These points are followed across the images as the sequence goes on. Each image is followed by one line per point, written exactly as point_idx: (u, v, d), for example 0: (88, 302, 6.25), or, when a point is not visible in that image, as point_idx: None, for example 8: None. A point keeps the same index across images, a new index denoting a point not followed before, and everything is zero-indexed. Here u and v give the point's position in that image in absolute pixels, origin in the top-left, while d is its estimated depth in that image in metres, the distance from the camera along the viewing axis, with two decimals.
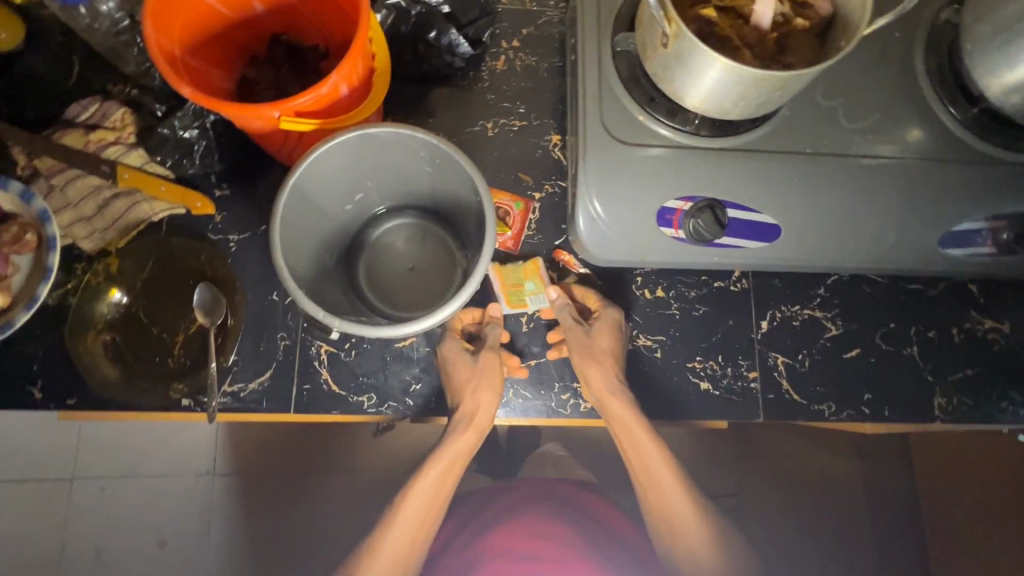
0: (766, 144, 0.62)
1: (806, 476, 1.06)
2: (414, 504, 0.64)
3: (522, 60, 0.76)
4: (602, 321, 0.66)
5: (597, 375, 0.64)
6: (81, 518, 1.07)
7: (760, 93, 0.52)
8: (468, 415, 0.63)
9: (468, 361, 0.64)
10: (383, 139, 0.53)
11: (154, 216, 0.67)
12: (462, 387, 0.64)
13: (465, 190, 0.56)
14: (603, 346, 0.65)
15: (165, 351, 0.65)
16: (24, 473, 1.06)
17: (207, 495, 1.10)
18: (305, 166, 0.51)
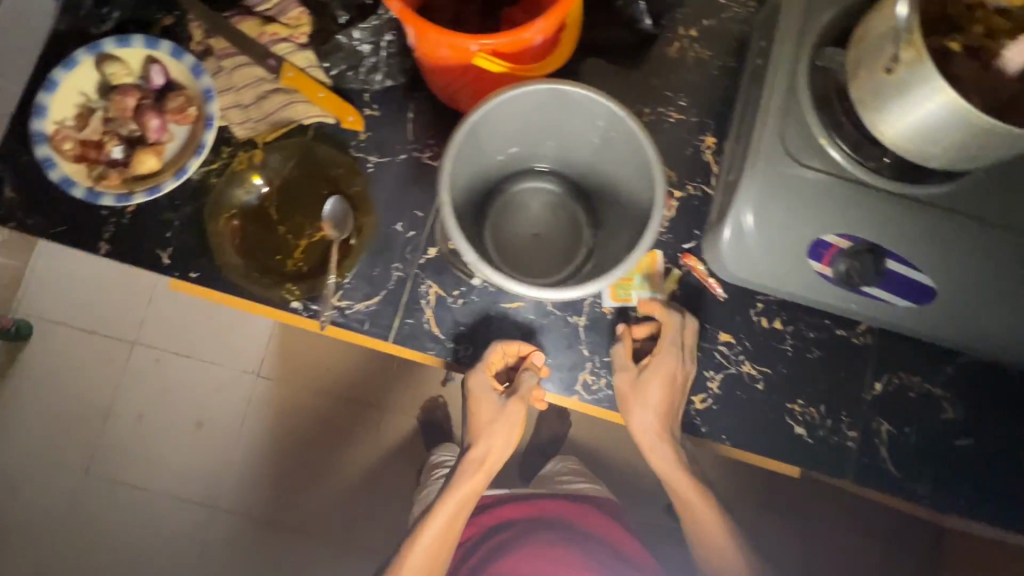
0: (949, 202, 0.57)
1: (839, 548, 1.02)
2: (427, 537, 0.70)
3: (696, 52, 0.72)
4: (654, 368, 0.62)
5: (643, 422, 0.63)
6: (134, 381, 1.14)
7: (979, 146, 0.48)
8: (480, 459, 0.68)
9: (496, 401, 0.65)
10: (568, 98, 0.51)
11: (304, 120, 0.67)
12: (488, 429, 0.67)
13: (629, 171, 0.55)
14: (653, 396, 0.62)
15: (287, 252, 0.67)
16: (94, 325, 1.14)
17: (249, 390, 1.14)
18: (492, 105, 0.50)
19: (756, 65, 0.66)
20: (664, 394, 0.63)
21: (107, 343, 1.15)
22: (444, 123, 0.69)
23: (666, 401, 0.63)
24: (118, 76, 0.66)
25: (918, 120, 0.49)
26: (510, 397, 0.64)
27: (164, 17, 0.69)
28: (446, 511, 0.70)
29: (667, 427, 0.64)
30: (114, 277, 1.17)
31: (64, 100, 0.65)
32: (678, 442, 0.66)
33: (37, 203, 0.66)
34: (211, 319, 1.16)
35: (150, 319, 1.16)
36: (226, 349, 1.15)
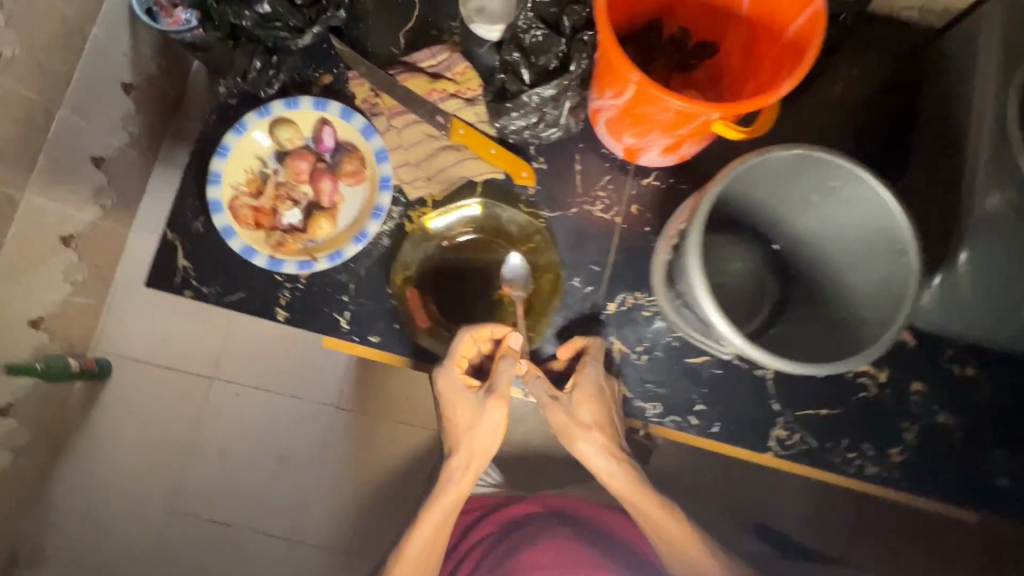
0: None
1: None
2: (414, 548, 0.66)
3: (862, 89, 0.71)
4: (587, 384, 0.62)
5: (587, 442, 0.63)
6: (214, 419, 1.13)
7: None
8: (467, 459, 0.66)
9: (470, 398, 0.63)
10: (800, 163, 0.49)
11: (475, 176, 0.67)
12: (466, 429, 0.65)
13: (858, 233, 0.51)
14: (590, 416, 0.62)
15: (468, 311, 0.67)
16: (171, 361, 1.13)
17: (330, 423, 1.13)
18: (734, 170, 0.49)
19: (944, 106, 0.64)
20: (600, 409, 0.62)
21: (185, 379, 1.14)
22: (614, 174, 0.68)
23: (602, 417, 0.62)
24: (291, 140, 0.66)
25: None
26: (490, 393, 0.62)
27: (326, 75, 0.68)
28: (430, 521, 0.66)
29: (613, 443, 0.63)
30: (171, 308, 1.14)
31: (236, 166, 0.65)
32: (620, 451, 0.64)
33: (213, 270, 0.65)
34: (292, 350, 1.14)
35: (229, 352, 1.14)
36: (307, 382, 1.13)
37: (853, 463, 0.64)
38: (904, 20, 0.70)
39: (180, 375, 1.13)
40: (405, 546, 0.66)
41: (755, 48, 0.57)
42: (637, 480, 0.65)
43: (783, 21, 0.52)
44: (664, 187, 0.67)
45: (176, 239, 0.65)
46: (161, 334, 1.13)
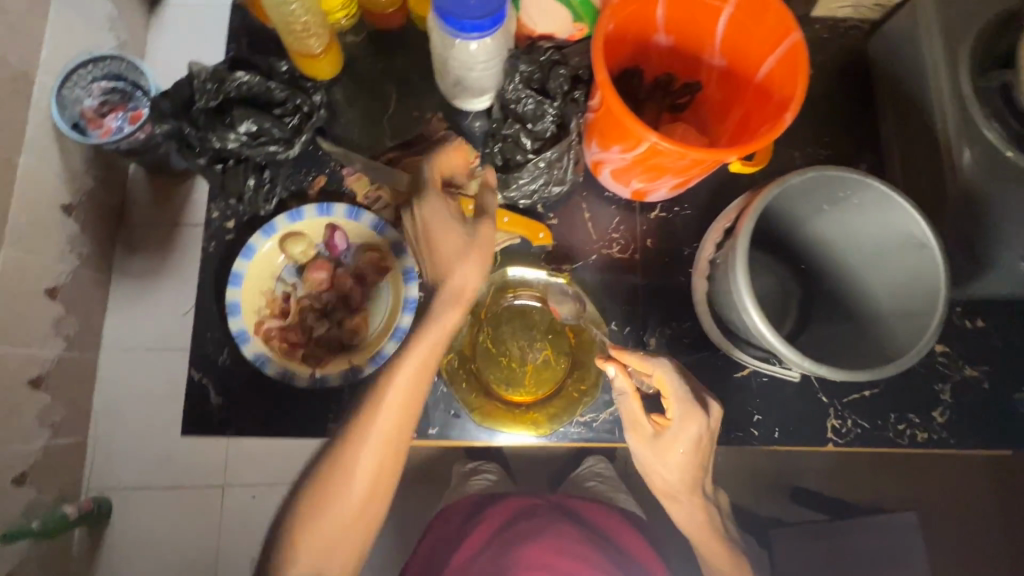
0: None
1: None
2: (367, 457, 0.55)
3: (822, 87, 0.76)
4: (681, 430, 0.59)
5: (660, 477, 0.62)
6: (230, 528, 1.12)
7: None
8: (455, 291, 0.57)
9: (461, 227, 0.58)
10: (810, 181, 0.53)
11: (494, 247, 0.67)
12: (441, 305, 0.57)
13: (873, 233, 0.55)
14: (673, 461, 0.61)
15: (515, 380, 0.66)
16: (178, 479, 1.13)
17: None
18: (757, 205, 0.52)
19: (900, 92, 0.69)
20: (690, 452, 0.60)
21: (202, 491, 1.13)
22: (623, 214, 0.69)
23: (693, 459, 0.60)
24: (303, 252, 0.65)
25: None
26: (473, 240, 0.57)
27: (319, 177, 0.67)
28: (383, 419, 0.55)
29: (694, 480, 0.62)
30: (163, 429, 1.14)
31: (254, 290, 0.63)
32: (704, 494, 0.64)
33: (250, 400, 0.62)
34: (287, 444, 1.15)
35: (236, 458, 1.14)
36: None
37: (905, 432, 0.67)
38: (842, 19, 0.76)
39: (193, 490, 1.13)
40: (360, 441, 0.54)
41: (737, 79, 0.60)
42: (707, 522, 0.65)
43: (761, 52, 0.55)
44: (673, 216, 0.69)
45: (205, 378, 0.63)
46: (158, 455, 1.13)
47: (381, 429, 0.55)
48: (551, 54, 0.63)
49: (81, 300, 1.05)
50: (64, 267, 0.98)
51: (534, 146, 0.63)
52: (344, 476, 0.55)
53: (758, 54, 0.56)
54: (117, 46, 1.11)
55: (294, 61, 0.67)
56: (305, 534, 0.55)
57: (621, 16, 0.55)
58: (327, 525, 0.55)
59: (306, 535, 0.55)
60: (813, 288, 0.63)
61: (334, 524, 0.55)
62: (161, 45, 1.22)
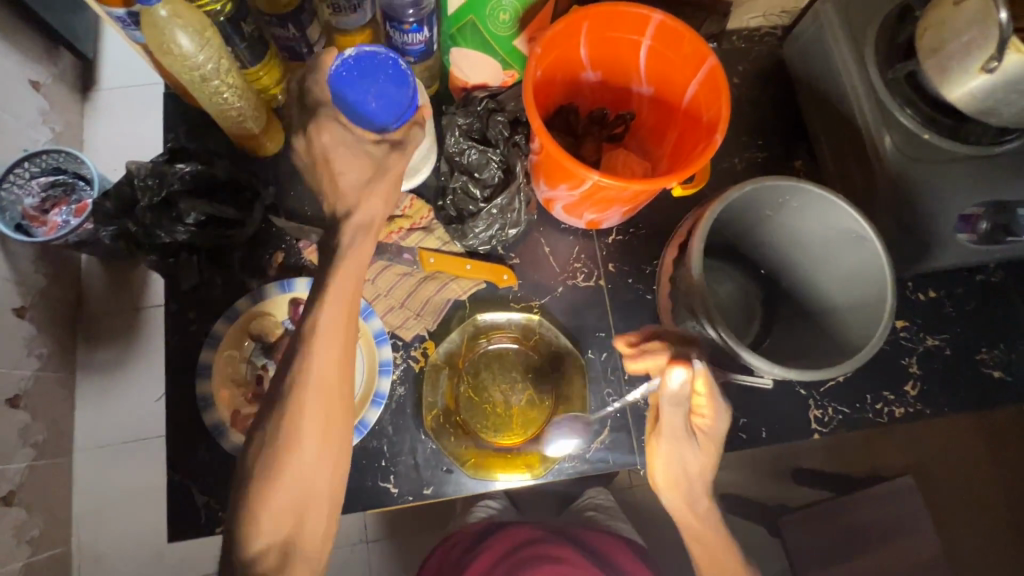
0: None
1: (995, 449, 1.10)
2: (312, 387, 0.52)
3: (749, 93, 0.80)
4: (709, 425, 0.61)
5: (676, 468, 0.62)
6: None
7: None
8: (364, 226, 0.56)
9: (371, 155, 0.55)
10: (749, 193, 0.55)
11: (461, 295, 0.68)
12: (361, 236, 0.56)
13: (816, 231, 0.57)
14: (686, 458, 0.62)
15: (504, 424, 0.66)
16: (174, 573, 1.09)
17: (364, 563, 1.09)
18: (704, 225, 0.54)
19: (819, 90, 0.74)
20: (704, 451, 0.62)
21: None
22: (581, 244, 0.71)
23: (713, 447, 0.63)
24: (271, 331, 0.64)
25: (1010, 92, 0.57)
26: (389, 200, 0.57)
27: (277, 254, 0.67)
28: (322, 345, 0.52)
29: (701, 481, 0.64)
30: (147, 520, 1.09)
31: (224, 379, 0.62)
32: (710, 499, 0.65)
33: (234, 494, 0.60)
34: None
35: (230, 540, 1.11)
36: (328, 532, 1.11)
37: (885, 410, 0.69)
38: (755, 27, 0.81)
39: None
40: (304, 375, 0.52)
41: (667, 102, 0.62)
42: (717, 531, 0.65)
43: (684, 76, 0.58)
44: (629, 238, 0.71)
45: (184, 478, 0.61)
46: (147, 553, 1.08)
47: (325, 362, 0.52)
48: (487, 103, 0.65)
49: (45, 404, 1.02)
50: (22, 373, 0.95)
51: (484, 192, 0.65)
52: (293, 454, 0.51)
53: (681, 83, 0.59)
54: (52, 140, 1.09)
55: (235, 144, 0.68)
56: (261, 522, 0.51)
57: (547, 62, 0.57)
58: (281, 516, 0.51)
59: (264, 514, 0.51)
60: (773, 288, 0.66)
61: (292, 505, 0.52)
62: (98, 132, 1.20)
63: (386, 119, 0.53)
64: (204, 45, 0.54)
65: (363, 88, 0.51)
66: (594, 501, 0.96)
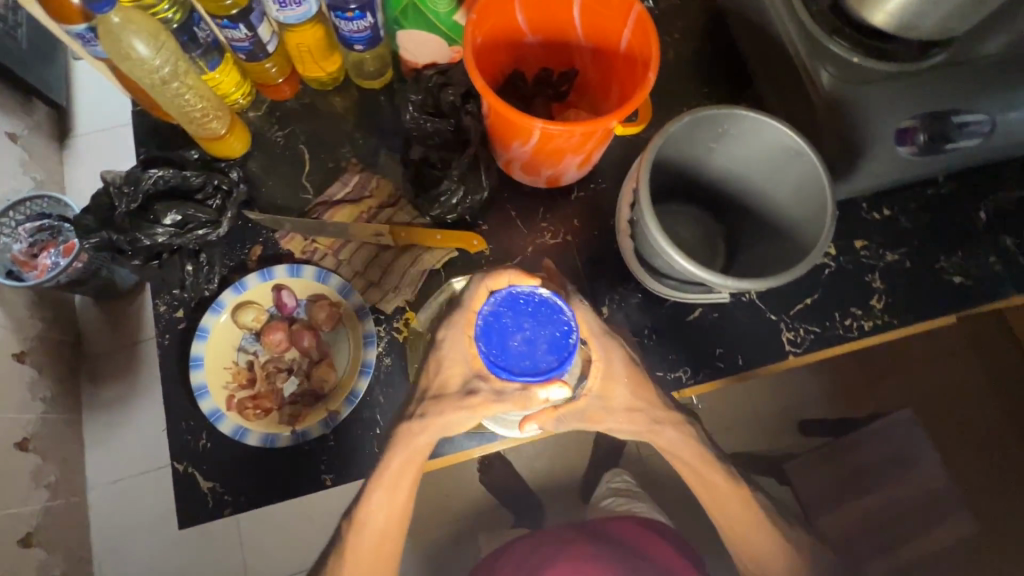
0: (972, 49, 0.68)
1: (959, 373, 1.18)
2: (367, 546, 0.61)
3: (689, 49, 0.84)
4: (609, 362, 0.62)
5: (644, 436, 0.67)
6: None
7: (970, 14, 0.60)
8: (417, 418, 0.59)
9: (463, 376, 0.56)
10: (693, 125, 0.58)
11: (436, 264, 0.70)
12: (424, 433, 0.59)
13: (758, 156, 0.61)
14: (619, 396, 0.63)
15: None
16: None
17: None
18: (649, 159, 0.56)
19: (754, 32, 0.78)
20: (631, 383, 0.64)
21: None
22: (546, 204, 0.74)
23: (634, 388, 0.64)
24: (256, 319, 0.66)
25: (922, 5, 0.60)
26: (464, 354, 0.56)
27: (256, 247, 0.70)
28: (375, 512, 0.61)
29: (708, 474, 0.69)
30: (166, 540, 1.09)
31: (216, 368, 0.64)
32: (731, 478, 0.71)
33: (238, 477, 0.63)
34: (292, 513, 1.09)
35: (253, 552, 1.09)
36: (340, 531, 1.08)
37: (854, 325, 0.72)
38: None
39: None
40: (365, 530, 0.61)
41: (606, 56, 0.66)
42: (743, 507, 0.70)
43: (616, 29, 0.62)
44: (591, 193, 0.74)
45: (189, 467, 0.63)
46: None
47: (379, 532, 0.61)
48: (435, 79, 0.70)
49: (55, 443, 1.04)
50: (27, 416, 0.98)
51: (442, 164, 0.70)
52: None
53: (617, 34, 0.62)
54: (36, 188, 1.12)
55: (204, 148, 0.71)
56: None
57: (485, 28, 0.61)
58: None
59: None
60: (731, 219, 0.69)
61: None
62: (81, 173, 1.24)
63: (512, 363, 0.50)
64: (160, 48, 0.58)
65: (519, 323, 0.51)
66: (620, 489, 0.91)
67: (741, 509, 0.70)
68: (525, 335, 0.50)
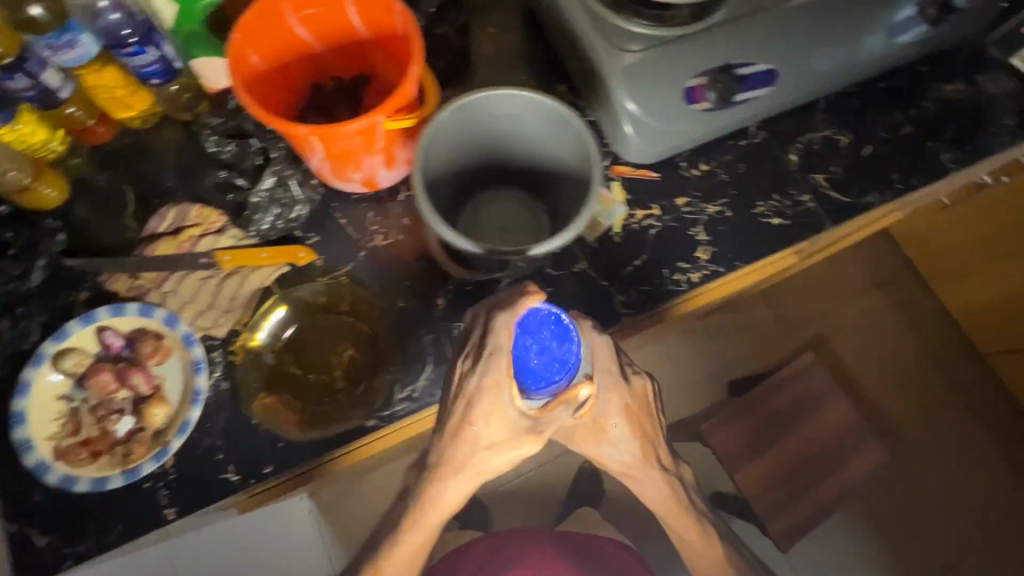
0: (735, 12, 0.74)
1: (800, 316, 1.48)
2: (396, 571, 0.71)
3: (505, 39, 0.87)
4: (612, 402, 0.72)
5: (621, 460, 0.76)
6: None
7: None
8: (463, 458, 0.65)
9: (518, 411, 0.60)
10: (469, 108, 0.60)
11: (265, 282, 0.71)
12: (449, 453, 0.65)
13: (542, 131, 0.64)
14: (619, 428, 0.74)
15: (330, 390, 0.68)
16: None
17: None
18: (423, 147, 0.58)
19: (550, 15, 0.80)
20: (635, 413, 0.75)
21: None
22: (372, 208, 0.75)
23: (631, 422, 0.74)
24: (80, 363, 0.65)
25: None
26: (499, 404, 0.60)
27: (80, 293, 0.69)
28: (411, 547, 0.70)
29: (670, 494, 0.80)
30: None
31: (42, 420, 0.63)
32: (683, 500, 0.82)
33: (78, 526, 0.62)
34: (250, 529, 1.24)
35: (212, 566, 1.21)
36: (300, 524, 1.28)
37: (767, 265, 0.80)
38: None
39: None
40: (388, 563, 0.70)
41: (393, 58, 0.67)
42: (689, 518, 0.82)
43: (388, 30, 0.64)
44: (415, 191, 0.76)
45: (24, 525, 0.62)
46: None
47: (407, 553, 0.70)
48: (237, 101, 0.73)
49: None
50: None
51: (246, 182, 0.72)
52: None
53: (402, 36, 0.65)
54: None
55: (16, 204, 0.71)
56: None
57: (264, 49, 0.63)
58: None
59: None
60: (546, 195, 0.72)
61: None
62: None
63: (549, 372, 0.59)
64: None
65: (525, 345, 0.59)
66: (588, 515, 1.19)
67: (680, 518, 0.81)
68: (539, 348, 0.58)
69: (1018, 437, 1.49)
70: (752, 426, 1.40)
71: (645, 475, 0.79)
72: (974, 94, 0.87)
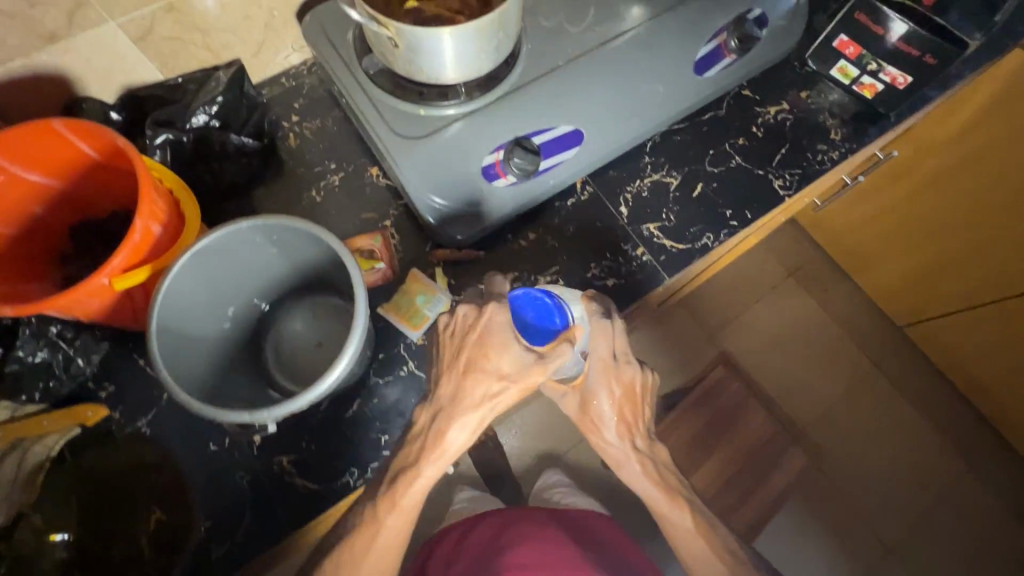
0: (526, 78, 0.71)
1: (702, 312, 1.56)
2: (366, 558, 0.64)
3: (310, 127, 0.81)
4: (603, 376, 0.70)
5: (607, 437, 0.74)
6: None
7: (489, 39, 0.61)
8: (448, 399, 0.64)
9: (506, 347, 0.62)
10: (215, 247, 0.55)
11: (53, 450, 0.62)
12: (455, 394, 0.64)
13: (314, 249, 0.59)
14: (607, 411, 0.72)
15: (137, 560, 0.63)
16: None
17: None
18: (162, 301, 0.52)
19: (345, 103, 0.75)
20: (623, 400, 0.72)
21: None
22: None
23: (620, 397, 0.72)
24: None
25: (424, 61, 0.61)
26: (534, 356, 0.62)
27: None
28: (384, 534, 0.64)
29: (662, 481, 0.74)
30: None
31: None
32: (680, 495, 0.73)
33: None
34: None
35: None
36: None
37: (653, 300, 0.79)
38: (300, 63, 0.83)
39: None
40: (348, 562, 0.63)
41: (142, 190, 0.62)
42: (687, 514, 0.72)
43: (126, 164, 0.60)
44: None
45: None
46: None
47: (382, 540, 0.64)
48: None
49: None
50: None
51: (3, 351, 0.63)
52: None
53: (151, 161, 0.60)
54: None
55: None
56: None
57: None
58: None
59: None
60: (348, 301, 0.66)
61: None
62: None
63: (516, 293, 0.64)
64: None
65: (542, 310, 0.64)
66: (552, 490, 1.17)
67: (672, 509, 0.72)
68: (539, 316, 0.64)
69: (927, 405, 1.56)
70: (676, 445, 1.39)
71: (627, 460, 0.74)
72: (798, 113, 0.86)
